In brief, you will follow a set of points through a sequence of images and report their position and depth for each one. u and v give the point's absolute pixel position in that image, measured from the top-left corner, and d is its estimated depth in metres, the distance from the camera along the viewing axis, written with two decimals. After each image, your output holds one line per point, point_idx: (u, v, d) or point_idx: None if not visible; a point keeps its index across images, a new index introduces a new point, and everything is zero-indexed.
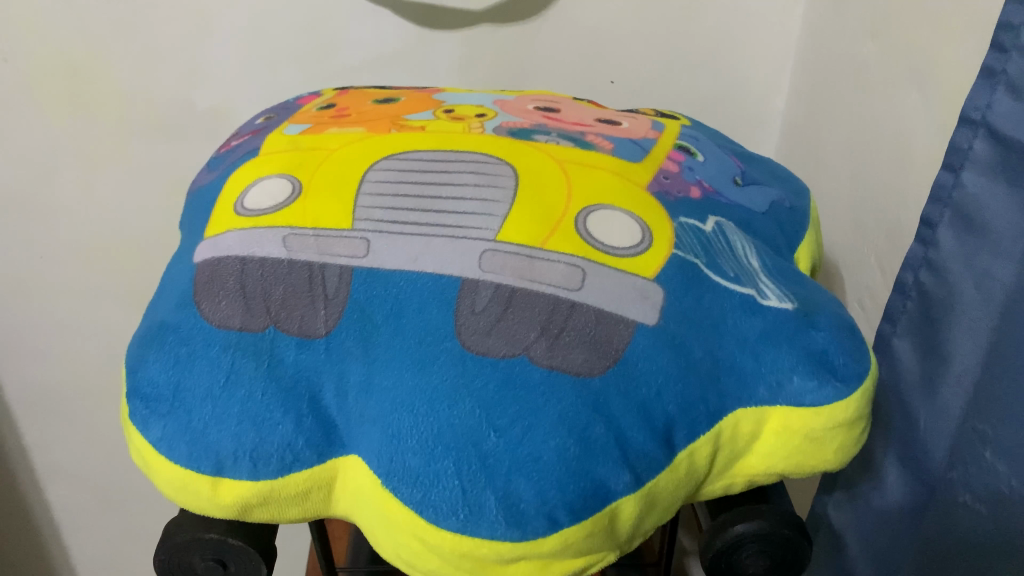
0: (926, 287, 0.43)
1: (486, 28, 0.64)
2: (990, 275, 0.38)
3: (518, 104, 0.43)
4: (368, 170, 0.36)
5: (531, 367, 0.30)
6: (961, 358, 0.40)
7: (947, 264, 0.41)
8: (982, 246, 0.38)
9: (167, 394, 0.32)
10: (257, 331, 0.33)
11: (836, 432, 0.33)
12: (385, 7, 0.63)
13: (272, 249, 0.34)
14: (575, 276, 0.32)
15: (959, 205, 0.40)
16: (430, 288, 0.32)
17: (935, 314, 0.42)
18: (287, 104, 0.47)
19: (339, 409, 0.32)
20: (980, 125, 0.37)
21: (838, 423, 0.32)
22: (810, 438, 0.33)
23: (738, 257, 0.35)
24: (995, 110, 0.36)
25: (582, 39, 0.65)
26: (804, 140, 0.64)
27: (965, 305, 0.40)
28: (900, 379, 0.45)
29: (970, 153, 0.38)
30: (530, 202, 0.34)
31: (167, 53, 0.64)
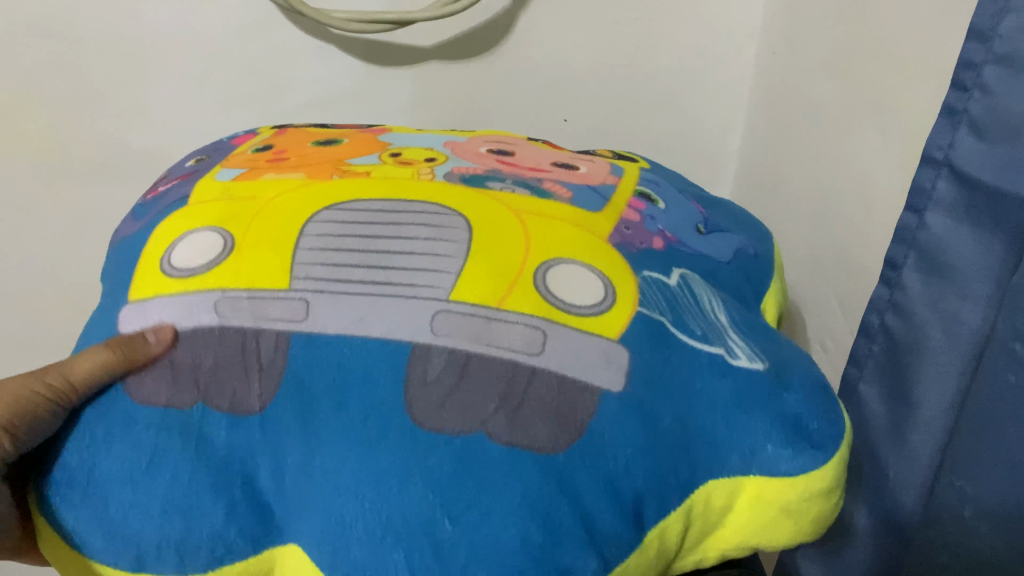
0: (892, 330, 0.42)
1: (437, 66, 0.62)
2: (959, 319, 0.37)
3: (471, 144, 0.40)
4: (307, 222, 0.33)
5: (490, 444, 0.28)
6: (930, 404, 0.39)
7: (913, 306, 0.40)
8: (948, 288, 0.37)
9: (81, 478, 0.29)
10: (184, 408, 0.30)
11: (813, 502, 0.31)
12: (331, 43, 0.60)
13: (201, 315, 0.31)
14: (537, 339, 0.30)
15: (924, 246, 0.39)
16: (378, 356, 0.29)
17: (902, 357, 0.41)
18: (221, 142, 0.44)
19: (275, 491, 0.29)
20: (943, 165, 0.37)
21: (815, 493, 0.30)
22: (786, 510, 0.31)
23: (709, 314, 0.33)
24: (957, 149, 0.36)
25: (537, 75, 0.63)
26: (762, 178, 0.63)
27: (932, 348, 0.38)
28: (868, 427, 0.44)
29: (933, 193, 0.38)
30: (484, 258, 0.32)
31: (106, 93, 0.60)
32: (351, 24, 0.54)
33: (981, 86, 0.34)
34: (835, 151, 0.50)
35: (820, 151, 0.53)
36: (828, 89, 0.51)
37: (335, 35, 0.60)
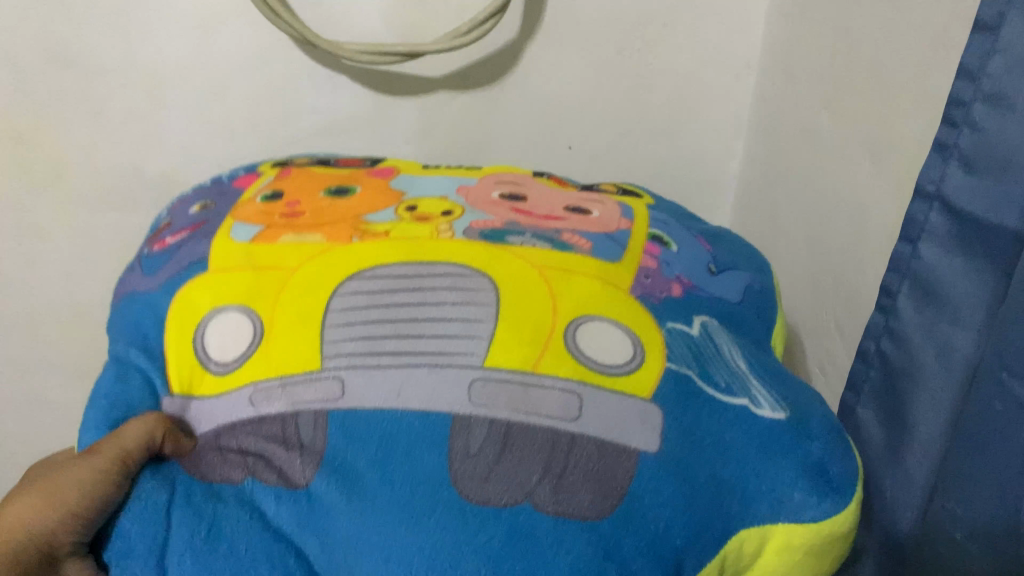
0: (888, 355, 0.42)
1: (444, 96, 0.61)
2: (951, 346, 0.37)
3: (482, 187, 0.40)
4: (334, 294, 0.34)
5: (537, 515, 0.28)
6: (924, 427, 0.40)
7: (908, 332, 0.40)
8: (940, 316, 0.38)
9: (142, 549, 0.30)
10: (235, 482, 0.31)
11: (836, 543, 0.32)
12: (344, 73, 0.59)
13: (241, 409, 0.33)
14: (572, 404, 0.30)
15: (918, 275, 0.39)
16: (419, 428, 0.30)
17: (898, 381, 0.42)
18: (222, 183, 0.42)
19: (327, 564, 0.29)
20: (935, 197, 0.37)
21: (838, 536, 0.32)
22: (812, 554, 0.32)
23: (730, 365, 0.34)
24: (948, 183, 0.36)
25: (538, 101, 0.62)
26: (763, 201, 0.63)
27: (926, 373, 0.39)
28: (868, 447, 0.45)
29: (927, 224, 0.38)
30: (514, 321, 0.32)
31: (117, 121, 0.58)
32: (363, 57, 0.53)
33: (969, 122, 0.35)
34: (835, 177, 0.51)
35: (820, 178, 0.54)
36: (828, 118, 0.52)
37: (346, 66, 0.59)
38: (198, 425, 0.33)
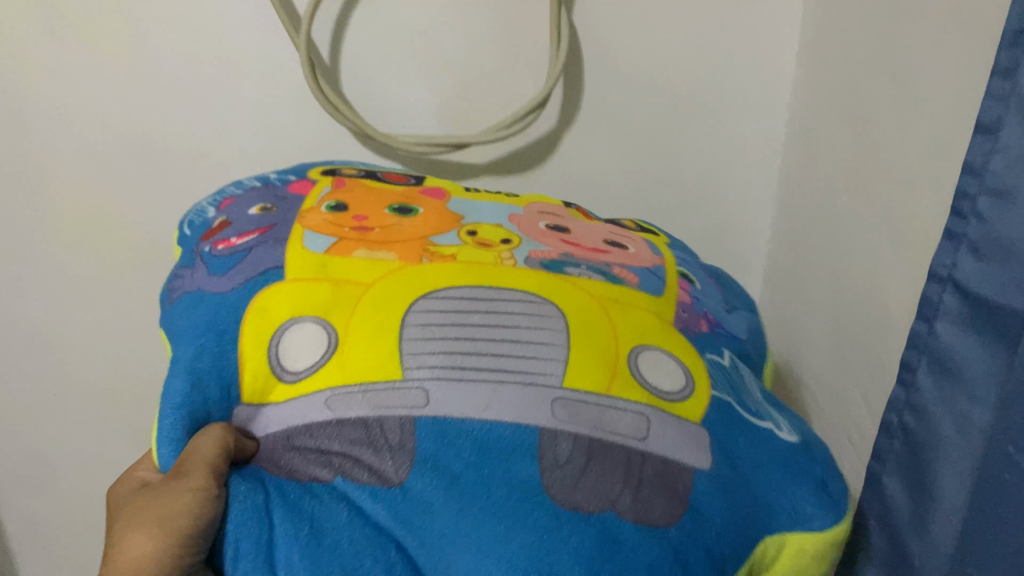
0: (912, 428, 0.39)
1: (490, 179, 0.70)
2: (969, 418, 0.34)
3: (530, 216, 0.43)
4: (408, 311, 0.36)
5: (621, 521, 0.32)
6: (947, 502, 0.36)
7: (928, 402, 0.37)
8: (960, 388, 0.35)
9: (253, 548, 0.32)
10: (324, 481, 0.33)
11: (839, 548, 0.36)
12: (398, 162, 0.69)
13: (315, 411, 0.34)
14: (641, 425, 0.35)
15: (935, 349, 0.36)
16: (509, 439, 0.33)
17: (920, 455, 0.38)
18: (275, 184, 0.42)
19: (427, 558, 0.31)
20: (946, 280, 0.35)
21: (842, 541, 0.36)
22: (818, 557, 0.36)
23: (754, 396, 0.40)
24: (959, 267, 0.34)
25: (572, 180, 0.70)
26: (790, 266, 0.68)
27: (946, 446, 0.36)
28: (894, 518, 0.40)
29: (940, 304, 0.36)
30: (586, 348, 0.36)
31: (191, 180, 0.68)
32: (415, 148, 0.62)
33: (976, 213, 0.33)
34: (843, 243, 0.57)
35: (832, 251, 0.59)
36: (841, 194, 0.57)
37: (399, 157, 0.69)
38: (271, 428, 0.35)
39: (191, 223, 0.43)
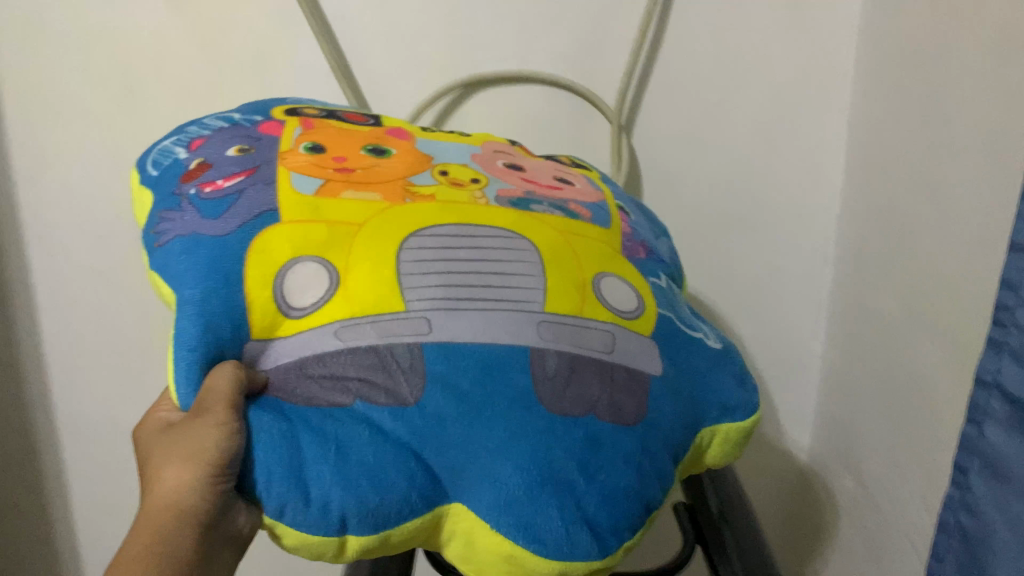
0: (966, 528, 0.41)
1: None
2: (1014, 516, 0.37)
3: (488, 156, 0.47)
4: (401, 247, 0.39)
5: (600, 422, 0.39)
6: None
7: (981, 506, 0.40)
8: (1006, 490, 0.37)
9: (285, 468, 0.35)
10: (344, 406, 0.37)
11: (752, 429, 0.46)
12: None
13: (327, 343, 0.37)
14: (608, 340, 0.41)
15: (985, 455, 0.39)
16: (506, 358, 0.38)
17: (976, 553, 0.40)
18: (244, 125, 0.43)
19: (443, 463, 0.37)
20: (993, 385, 0.38)
21: (754, 424, 0.46)
22: (740, 437, 0.46)
23: (686, 310, 0.47)
24: (1004, 374, 0.37)
25: None
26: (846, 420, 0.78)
27: (998, 543, 0.38)
28: None
29: (988, 409, 0.39)
30: (559, 277, 0.41)
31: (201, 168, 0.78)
32: None
33: (1017, 323, 0.37)
34: (894, 356, 0.66)
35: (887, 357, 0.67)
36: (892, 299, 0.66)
37: None
38: (281, 360, 0.38)
39: (157, 164, 0.43)
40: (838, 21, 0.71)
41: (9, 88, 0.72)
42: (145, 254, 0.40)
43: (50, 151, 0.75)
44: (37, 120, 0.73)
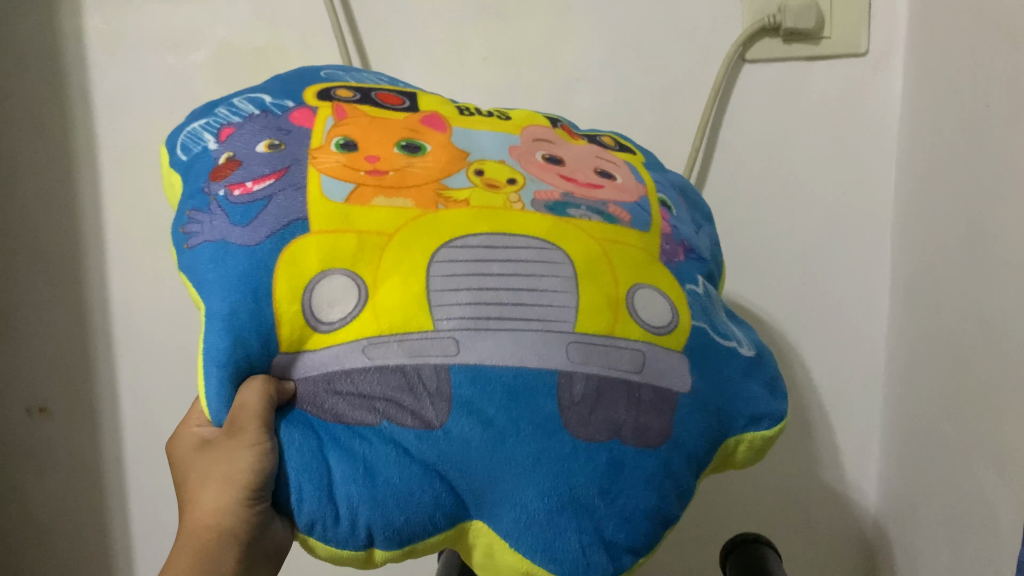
0: None
1: None
2: None
3: (526, 147, 0.45)
4: (432, 261, 0.38)
5: (624, 447, 0.39)
6: None
7: None
8: None
9: (314, 486, 0.36)
10: (371, 425, 0.37)
11: (779, 432, 0.46)
12: None
13: (354, 360, 0.37)
14: (638, 359, 0.40)
15: None
16: (533, 382, 0.38)
17: None
18: (275, 115, 0.42)
19: (466, 484, 0.37)
20: None
21: (780, 427, 0.46)
22: (766, 440, 0.45)
23: (721, 316, 0.46)
24: None
25: None
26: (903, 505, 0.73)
27: None
28: None
29: None
30: (593, 293, 0.40)
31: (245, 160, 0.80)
32: None
33: None
34: (947, 470, 0.63)
35: (940, 454, 0.64)
36: (946, 424, 0.63)
37: None
38: (309, 374, 0.38)
39: (186, 149, 0.43)
40: (881, 149, 0.74)
41: (110, 162, 0.81)
42: (176, 253, 0.40)
43: (136, 233, 0.82)
44: (124, 206, 0.82)
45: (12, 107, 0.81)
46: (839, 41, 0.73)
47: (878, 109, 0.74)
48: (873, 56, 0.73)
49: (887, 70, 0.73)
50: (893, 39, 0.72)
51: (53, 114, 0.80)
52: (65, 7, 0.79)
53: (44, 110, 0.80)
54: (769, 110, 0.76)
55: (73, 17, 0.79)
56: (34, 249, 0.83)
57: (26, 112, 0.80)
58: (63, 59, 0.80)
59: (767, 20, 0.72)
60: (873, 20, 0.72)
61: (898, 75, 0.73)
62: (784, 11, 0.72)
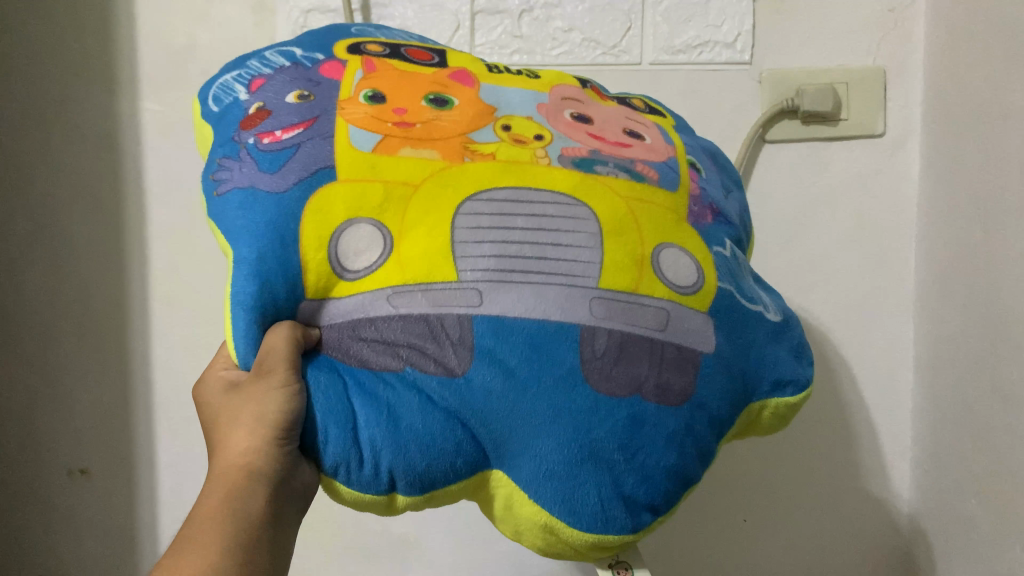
0: None
1: None
2: None
3: (554, 105, 0.45)
4: (457, 211, 0.38)
5: (646, 403, 0.38)
6: None
7: None
8: None
9: (337, 429, 0.36)
10: (395, 371, 0.37)
11: (804, 399, 0.45)
12: None
13: (379, 308, 0.38)
14: (662, 317, 0.40)
15: None
16: (556, 334, 0.37)
17: None
18: (307, 68, 0.43)
19: (487, 434, 0.37)
20: None
21: (805, 394, 0.45)
22: (792, 406, 0.45)
23: (748, 281, 0.46)
24: None
25: None
26: (937, 527, 0.71)
27: None
28: None
29: None
30: (618, 249, 0.39)
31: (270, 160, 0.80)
32: None
33: None
34: (994, 477, 0.61)
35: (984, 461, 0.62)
36: (968, 498, 0.65)
37: None
38: (334, 320, 0.38)
39: (218, 100, 0.44)
40: (897, 180, 0.75)
41: (156, 230, 0.83)
42: (206, 201, 0.41)
43: (182, 304, 0.83)
44: (170, 283, 0.83)
45: (62, 140, 0.83)
46: (855, 123, 0.75)
47: (892, 181, 0.75)
48: (889, 139, 0.75)
49: (903, 152, 0.75)
50: (908, 127, 0.75)
51: (101, 106, 0.82)
52: (124, 90, 0.82)
53: (101, 185, 0.83)
54: (794, 184, 0.77)
55: (130, 100, 0.82)
56: (83, 318, 0.85)
57: (77, 184, 0.83)
58: (118, 137, 0.82)
59: (787, 102, 0.74)
60: (889, 106, 0.75)
61: (913, 157, 0.75)
62: (802, 95, 0.74)
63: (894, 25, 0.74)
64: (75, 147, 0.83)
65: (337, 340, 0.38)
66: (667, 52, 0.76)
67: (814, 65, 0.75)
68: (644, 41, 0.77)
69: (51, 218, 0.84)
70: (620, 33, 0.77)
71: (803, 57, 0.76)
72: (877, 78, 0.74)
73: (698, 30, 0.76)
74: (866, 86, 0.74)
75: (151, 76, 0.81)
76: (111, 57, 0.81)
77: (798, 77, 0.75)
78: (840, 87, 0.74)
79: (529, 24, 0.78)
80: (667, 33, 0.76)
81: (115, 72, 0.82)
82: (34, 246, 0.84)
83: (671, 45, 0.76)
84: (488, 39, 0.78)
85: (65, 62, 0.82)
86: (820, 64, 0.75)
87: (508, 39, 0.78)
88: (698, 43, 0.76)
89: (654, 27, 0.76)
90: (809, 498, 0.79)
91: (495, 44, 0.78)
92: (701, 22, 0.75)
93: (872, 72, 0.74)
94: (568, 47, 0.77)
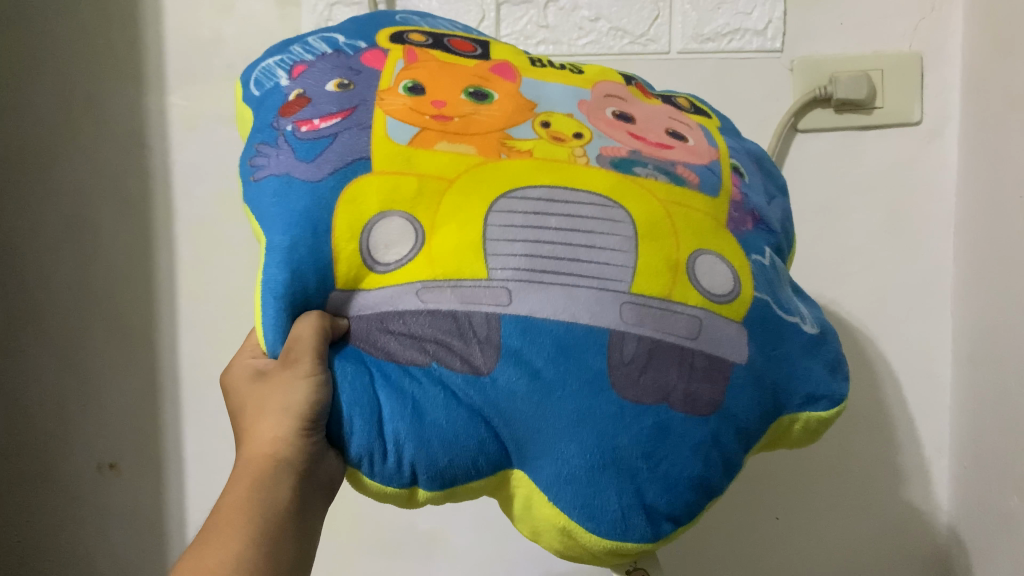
0: None
1: None
2: None
3: (596, 103, 0.44)
4: (490, 209, 0.38)
5: (673, 411, 0.38)
6: None
7: None
8: None
9: (364, 422, 0.36)
10: (421, 365, 0.37)
11: (836, 415, 0.44)
12: None
13: (409, 302, 0.37)
14: (694, 325, 0.39)
15: None
16: (584, 338, 0.37)
17: None
18: (349, 56, 0.43)
19: (511, 435, 0.37)
20: None
21: (838, 410, 0.44)
22: (823, 422, 0.44)
23: (786, 290, 0.45)
24: None
25: None
26: (976, 534, 0.69)
27: None
28: None
29: None
30: (652, 253, 0.39)
31: None
32: None
33: None
34: None
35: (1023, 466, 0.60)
36: (1007, 505, 0.63)
37: None
38: (362, 312, 0.38)
39: (259, 84, 0.44)
40: (934, 176, 0.73)
41: (186, 199, 0.84)
42: (243, 186, 0.41)
43: (207, 270, 0.84)
44: (201, 273, 0.84)
45: (102, 121, 0.84)
46: (890, 111, 0.73)
47: (934, 181, 0.73)
48: (926, 127, 0.72)
49: (941, 140, 0.72)
50: (945, 113, 0.72)
51: (131, 82, 0.83)
52: (150, 84, 0.83)
53: (133, 184, 0.84)
54: (828, 177, 0.75)
55: (159, 85, 0.83)
56: (117, 303, 0.86)
57: (115, 181, 0.85)
58: (149, 116, 0.83)
59: (819, 90, 0.72)
60: (926, 93, 0.72)
61: (952, 146, 0.72)
62: (835, 82, 0.72)
63: (930, 11, 0.72)
64: (112, 140, 0.84)
65: (365, 332, 0.38)
66: (696, 40, 0.74)
67: (847, 53, 0.73)
68: (672, 29, 0.75)
69: (93, 198, 0.85)
70: (648, 22, 0.75)
71: (838, 44, 0.73)
72: (913, 65, 0.72)
73: (728, 18, 0.74)
74: (903, 71, 0.72)
75: (178, 69, 0.82)
76: (140, 33, 0.82)
77: (831, 64, 0.73)
78: (873, 73, 0.72)
79: (556, 14, 0.76)
80: (696, 20, 0.74)
81: (144, 62, 0.83)
82: (72, 225, 0.86)
83: (700, 33, 0.74)
84: (513, 29, 0.77)
85: (97, 43, 0.83)
86: (854, 50, 0.73)
87: (534, 28, 0.76)
88: (728, 31, 0.74)
89: (682, 15, 0.74)
90: (839, 508, 0.77)
91: (521, 34, 0.77)
92: (730, 9, 0.74)
93: (908, 57, 0.72)
94: (595, 37, 0.76)
